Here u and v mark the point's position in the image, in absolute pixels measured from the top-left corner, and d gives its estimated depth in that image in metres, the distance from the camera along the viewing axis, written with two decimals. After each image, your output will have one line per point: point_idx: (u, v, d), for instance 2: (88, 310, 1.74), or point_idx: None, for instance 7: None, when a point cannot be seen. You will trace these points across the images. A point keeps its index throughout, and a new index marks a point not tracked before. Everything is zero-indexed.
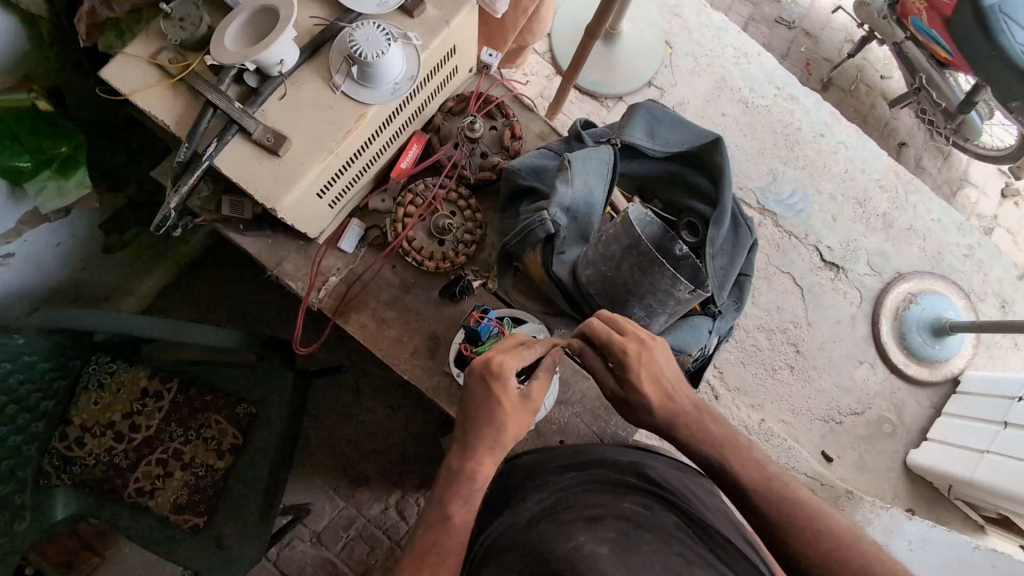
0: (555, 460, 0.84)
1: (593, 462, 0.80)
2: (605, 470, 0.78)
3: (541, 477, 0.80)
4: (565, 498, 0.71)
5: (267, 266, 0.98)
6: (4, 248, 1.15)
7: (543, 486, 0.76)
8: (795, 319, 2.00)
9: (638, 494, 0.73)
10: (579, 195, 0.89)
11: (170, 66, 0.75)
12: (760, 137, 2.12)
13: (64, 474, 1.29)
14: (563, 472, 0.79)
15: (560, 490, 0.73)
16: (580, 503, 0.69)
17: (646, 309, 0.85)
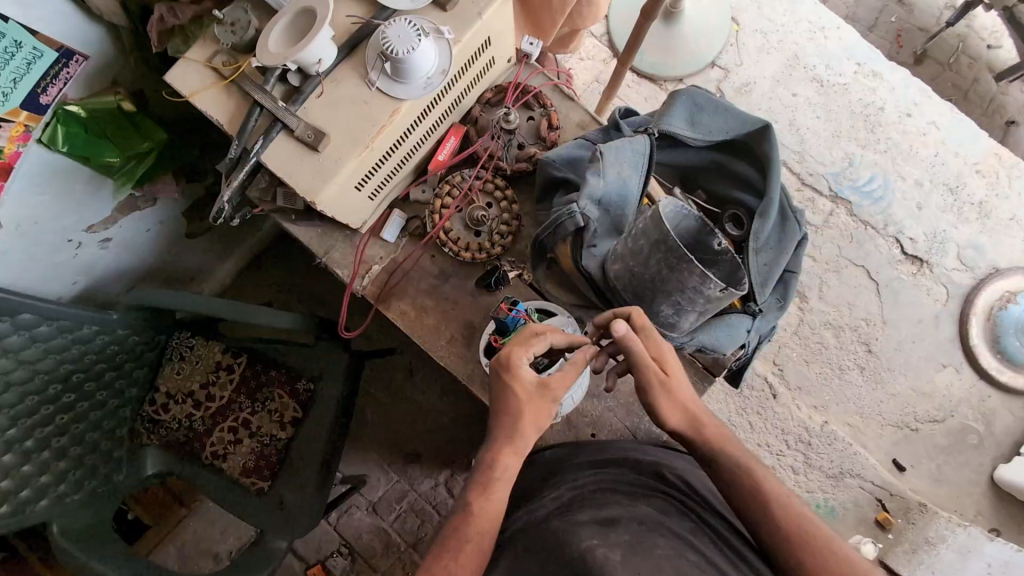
0: (575, 455, 0.85)
1: (612, 460, 0.81)
2: (623, 470, 0.79)
3: (560, 472, 0.81)
4: (581, 497, 0.72)
5: (316, 254, 1.03)
6: (103, 233, 1.29)
7: (561, 482, 0.77)
8: (868, 316, 1.85)
9: (654, 499, 0.73)
10: (613, 186, 0.88)
11: (224, 69, 0.80)
12: (836, 118, 1.96)
13: (153, 435, 1.44)
14: (580, 469, 0.80)
15: (577, 488, 0.75)
16: (596, 503, 0.70)
17: (674, 308, 0.83)
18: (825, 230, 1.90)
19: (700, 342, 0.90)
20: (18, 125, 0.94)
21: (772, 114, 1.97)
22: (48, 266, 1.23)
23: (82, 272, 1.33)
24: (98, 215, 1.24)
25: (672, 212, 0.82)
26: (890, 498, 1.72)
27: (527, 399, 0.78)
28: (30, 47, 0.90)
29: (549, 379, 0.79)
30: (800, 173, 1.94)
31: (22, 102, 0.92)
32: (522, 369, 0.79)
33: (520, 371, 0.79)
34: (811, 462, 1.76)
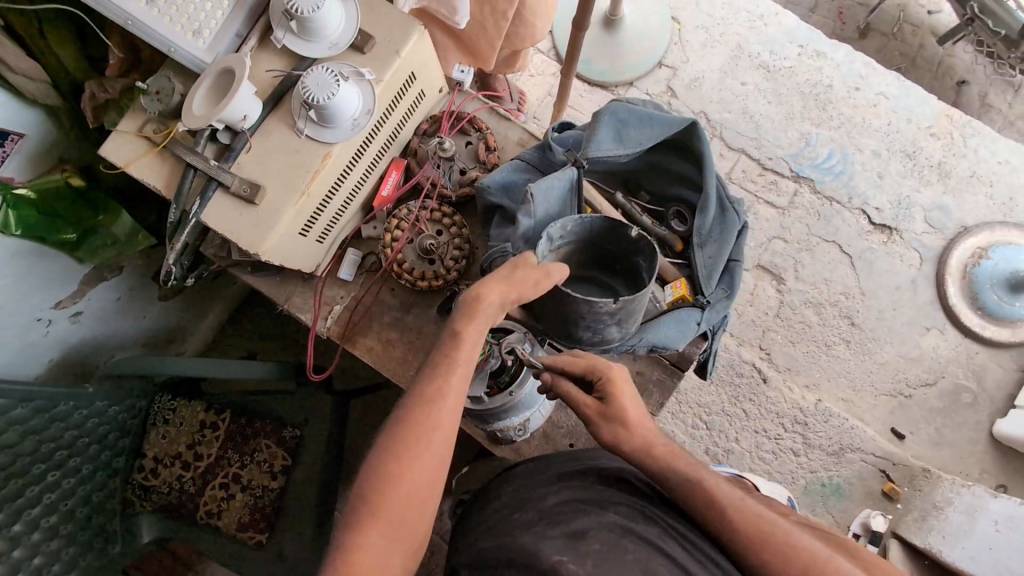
0: (544, 471, 0.85)
1: (579, 469, 0.82)
2: (590, 480, 0.79)
3: (530, 489, 0.81)
4: (548, 513, 0.72)
5: (277, 302, 1.04)
6: (72, 307, 1.29)
7: (530, 502, 0.77)
8: (846, 289, 1.85)
9: (621, 503, 0.74)
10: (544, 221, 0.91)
11: (154, 136, 0.82)
12: (787, 101, 1.99)
13: (146, 501, 1.42)
14: (549, 483, 0.81)
15: (545, 504, 0.75)
16: (563, 517, 0.70)
17: (589, 330, 0.87)
18: (792, 211, 1.92)
19: (650, 341, 0.91)
20: None
21: (725, 105, 1.99)
22: (19, 348, 1.22)
23: (56, 349, 1.32)
24: (64, 291, 1.25)
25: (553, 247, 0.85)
26: (893, 467, 1.73)
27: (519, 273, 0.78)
28: None
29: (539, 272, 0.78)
30: (760, 158, 1.96)
31: None
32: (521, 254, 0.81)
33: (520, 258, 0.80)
34: (810, 442, 1.76)
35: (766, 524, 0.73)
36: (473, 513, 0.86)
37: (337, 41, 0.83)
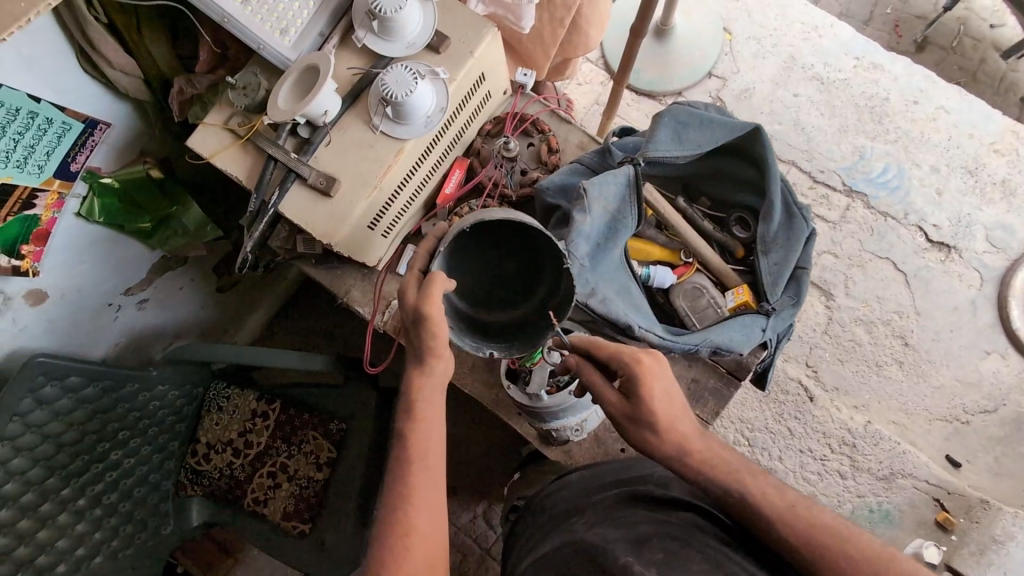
0: (603, 477, 0.87)
1: (633, 477, 0.84)
2: (648, 487, 0.80)
3: (588, 495, 0.83)
4: (609, 519, 0.75)
5: (337, 295, 1.07)
6: (140, 293, 1.36)
7: (590, 508, 0.79)
8: (900, 309, 1.79)
9: (684, 511, 0.75)
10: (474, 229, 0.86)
11: (239, 129, 0.86)
12: (840, 113, 1.95)
13: (197, 486, 1.48)
14: (609, 489, 0.83)
15: (605, 510, 0.77)
16: (626, 525, 0.72)
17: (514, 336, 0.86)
18: (843, 226, 1.86)
19: (713, 343, 0.90)
20: (53, 192, 1.00)
21: (776, 117, 1.96)
22: (91, 330, 1.29)
23: (123, 333, 1.38)
24: (134, 278, 1.31)
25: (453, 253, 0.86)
26: (948, 497, 1.65)
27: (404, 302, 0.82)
28: (60, 122, 0.97)
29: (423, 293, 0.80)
30: (811, 171, 1.92)
31: (55, 170, 0.99)
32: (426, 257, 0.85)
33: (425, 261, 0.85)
34: (858, 465, 1.70)
35: (821, 525, 0.69)
36: (530, 512, 0.90)
37: (413, 42, 0.86)
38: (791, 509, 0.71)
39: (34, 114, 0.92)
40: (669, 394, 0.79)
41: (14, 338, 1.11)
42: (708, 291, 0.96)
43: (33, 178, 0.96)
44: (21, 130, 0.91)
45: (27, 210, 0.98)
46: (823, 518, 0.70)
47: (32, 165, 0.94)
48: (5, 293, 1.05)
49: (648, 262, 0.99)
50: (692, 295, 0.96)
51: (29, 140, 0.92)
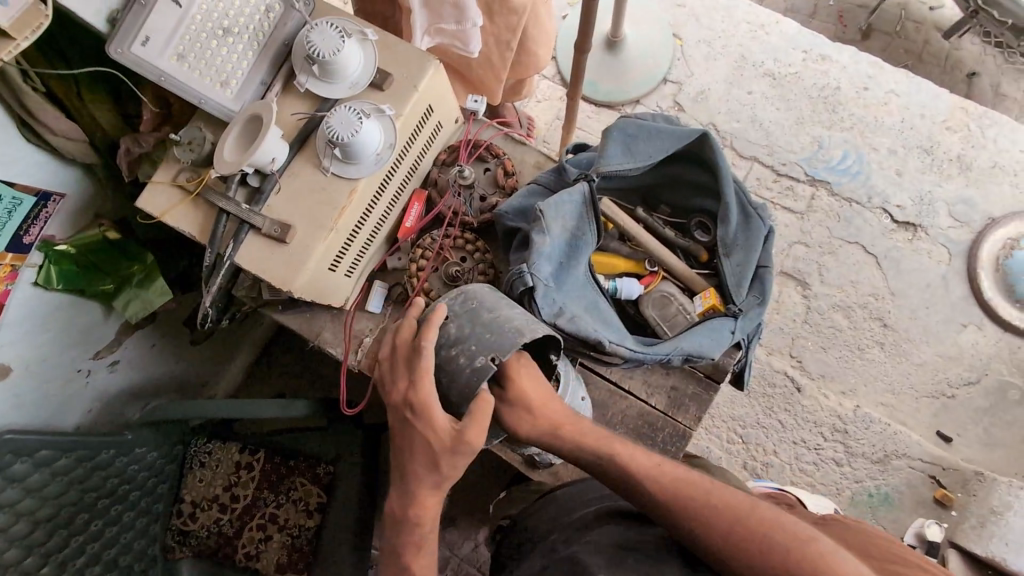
0: (586, 489, 0.90)
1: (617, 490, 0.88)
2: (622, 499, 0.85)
3: (570, 506, 0.87)
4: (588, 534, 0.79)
5: (308, 338, 1.05)
6: (110, 356, 1.33)
7: (570, 520, 0.84)
8: (875, 291, 1.81)
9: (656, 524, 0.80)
10: (487, 342, 0.80)
11: (188, 184, 0.85)
12: (795, 106, 1.99)
13: (185, 547, 1.43)
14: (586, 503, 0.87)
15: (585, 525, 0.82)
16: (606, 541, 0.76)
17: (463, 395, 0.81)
18: (811, 215, 1.89)
19: (684, 350, 0.89)
20: (5, 265, 0.98)
21: (733, 115, 1.99)
22: (62, 400, 1.25)
23: (97, 399, 1.35)
24: (102, 341, 1.28)
25: (470, 370, 0.79)
26: (943, 472, 1.66)
27: (433, 434, 0.76)
28: (10, 198, 0.95)
29: (463, 430, 0.75)
30: (773, 165, 1.94)
31: (7, 245, 0.97)
32: (425, 371, 0.77)
33: (423, 376, 0.77)
34: (852, 450, 1.70)
35: (716, 506, 0.72)
36: (516, 535, 0.91)
37: (356, 81, 0.87)
38: (691, 497, 0.74)
39: None
40: (536, 386, 0.83)
41: None
42: (677, 298, 0.96)
43: None
44: None
45: None
46: (705, 493, 0.74)
47: None
48: None
49: (615, 275, 0.99)
50: (661, 303, 0.96)
51: None
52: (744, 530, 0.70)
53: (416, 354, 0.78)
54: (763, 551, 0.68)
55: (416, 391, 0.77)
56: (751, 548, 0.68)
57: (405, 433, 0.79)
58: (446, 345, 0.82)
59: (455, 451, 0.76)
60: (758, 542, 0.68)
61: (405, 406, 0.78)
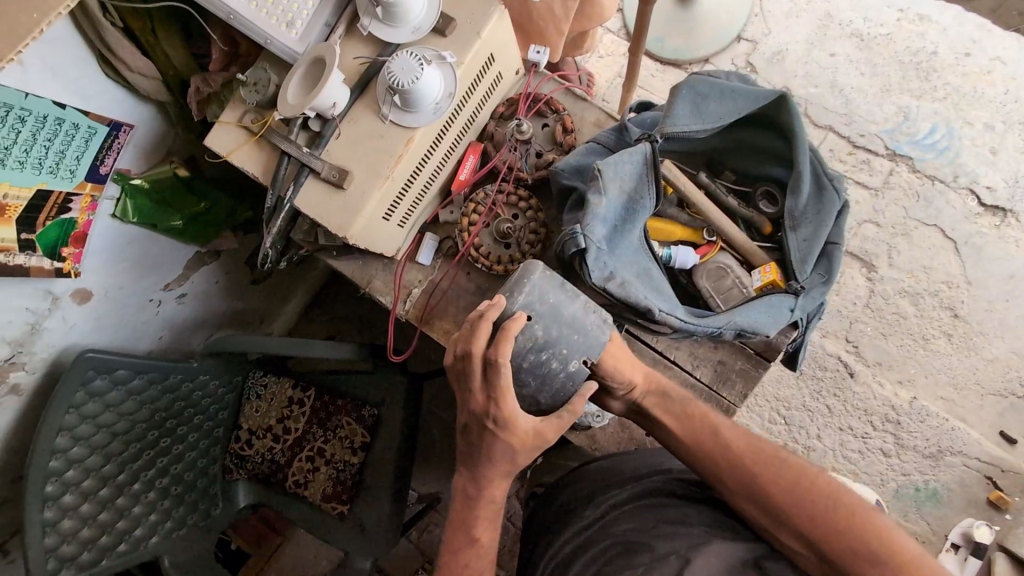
0: (621, 465, 0.95)
1: (652, 470, 0.92)
2: (661, 479, 0.91)
3: (604, 482, 0.93)
4: (627, 516, 0.86)
5: (360, 285, 1.07)
6: (179, 289, 1.41)
7: (605, 498, 0.90)
8: (949, 279, 1.68)
9: (693, 509, 0.86)
10: (577, 345, 0.81)
11: (253, 125, 0.87)
12: (882, 72, 1.82)
13: (242, 469, 1.52)
14: (624, 478, 0.92)
15: (622, 507, 0.88)
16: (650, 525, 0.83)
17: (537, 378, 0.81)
18: (886, 192, 1.75)
19: (738, 325, 0.85)
20: (86, 194, 1.04)
21: (811, 79, 1.84)
22: (135, 325, 1.35)
23: (165, 328, 1.45)
24: (172, 274, 1.36)
25: (563, 374, 0.82)
26: (1001, 474, 1.58)
27: (513, 437, 0.79)
28: (86, 127, 1.00)
29: (547, 428, 0.80)
30: (850, 135, 1.80)
31: (86, 175, 1.03)
32: (506, 388, 0.77)
33: (505, 394, 0.77)
34: (902, 442, 1.63)
35: (786, 464, 0.82)
36: (555, 502, 0.97)
37: (419, 26, 0.85)
38: (765, 455, 0.83)
39: (61, 120, 0.95)
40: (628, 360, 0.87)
41: (65, 335, 1.17)
42: (733, 272, 0.92)
43: (67, 183, 1.00)
44: (51, 137, 0.94)
45: (65, 214, 1.02)
46: (775, 454, 0.83)
47: (64, 169, 0.98)
48: (54, 293, 1.10)
49: (669, 242, 0.96)
50: (716, 275, 0.93)
51: (59, 146, 0.96)
52: (810, 484, 0.79)
53: (495, 372, 0.77)
54: (833, 519, 0.76)
55: (499, 408, 0.77)
56: (813, 501, 0.78)
57: (485, 443, 0.80)
58: (534, 349, 0.80)
59: (537, 448, 0.81)
60: (819, 496, 0.78)
61: (486, 419, 0.79)
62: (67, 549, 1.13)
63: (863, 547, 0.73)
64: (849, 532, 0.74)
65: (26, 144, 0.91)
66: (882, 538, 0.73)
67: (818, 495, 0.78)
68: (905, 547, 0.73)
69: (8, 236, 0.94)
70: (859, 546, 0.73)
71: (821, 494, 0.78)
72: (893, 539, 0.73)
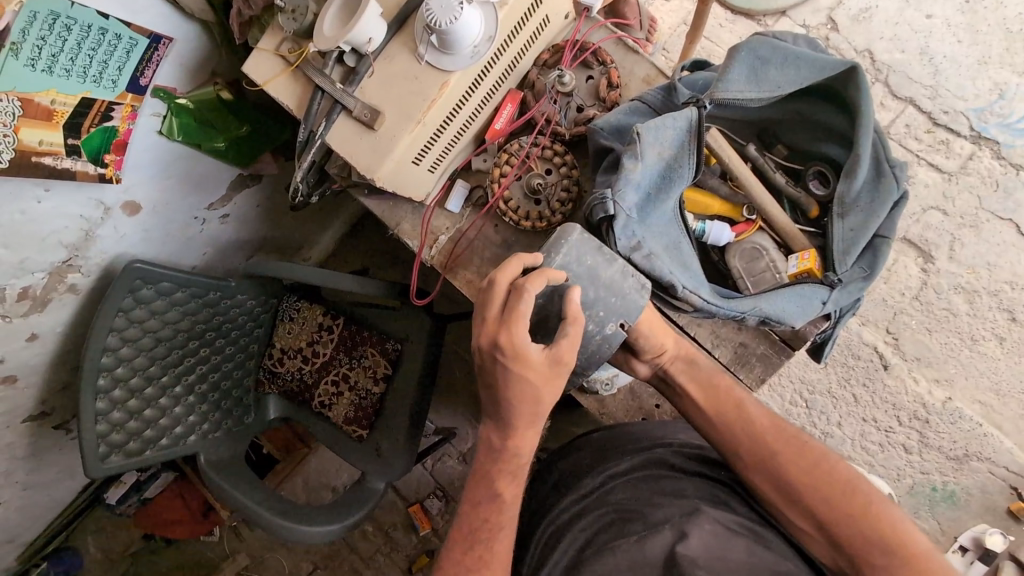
0: (625, 441, 0.96)
1: (653, 443, 0.93)
2: (665, 451, 0.92)
3: (605, 455, 0.95)
4: (623, 485, 0.88)
5: (388, 226, 1.07)
6: (221, 209, 1.46)
7: (603, 467, 0.93)
8: (1014, 279, 1.56)
9: (693, 480, 0.87)
10: (614, 308, 0.81)
11: (289, 56, 0.88)
12: (983, 41, 1.62)
13: (273, 384, 1.54)
14: (629, 451, 0.94)
15: (620, 476, 0.90)
16: (647, 493, 0.85)
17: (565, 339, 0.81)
18: (961, 178, 1.60)
19: (763, 311, 0.83)
20: (127, 105, 1.06)
21: (898, 43, 1.65)
22: (181, 240, 1.41)
23: (208, 245, 1.51)
24: (215, 194, 1.40)
25: (599, 337, 0.83)
26: None
27: (526, 374, 0.75)
28: (127, 38, 1.00)
29: (559, 351, 0.76)
30: (932, 111, 1.62)
31: (127, 85, 1.04)
32: (522, 313, 0.74)
33: (520, 321, 0.74)
34: (928, 441, 1.58)
35: (805, 445, 0.81)
36: (561, 464, 1.00)
37: None
38: (785, 434, 0.82)
39: (105, 30, 0.96)
40: (659, 328, 0.87)
41: (117, 244, 1.24)
42: (769, 254, 0.89)
43: (109, 92, 1.01)
44: (95, 46, 0.95)
45: (107, 122, 1.04)
46: (795, 435, 0.82)
47: (106, 79, 1.00)
48: (105, 204, 1.15)
49: (705, 216, 0.93)
50: (750, 256, 0.90)
51: (102, 56, 0.97)
52: (827, 467, 0.78)
53: (517, 296, 0.74)
54: (845, 503, 0.75)
55: (513, 337, 0.74)
56: (827, 483, 0.77)
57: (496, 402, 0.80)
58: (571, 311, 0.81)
59: (558, 376, 0.77)
60: (835, 480, 0.77)
61: (498, 350, 0.75)
62: (116, 437, 1.25)
63: (873, 534, 0.72)
64: (860, 518, 0.73)
65: (72, 52, 0.92)
66: (893, 528, 0.72)
67: (835, 479, 0.77)
68: (911, 541, 0.72)
69: (56, 140, 0.97)
70: (868, 531, 0.73)
71: (836, 479, 0.77)
72: (904, 532, 0.72)
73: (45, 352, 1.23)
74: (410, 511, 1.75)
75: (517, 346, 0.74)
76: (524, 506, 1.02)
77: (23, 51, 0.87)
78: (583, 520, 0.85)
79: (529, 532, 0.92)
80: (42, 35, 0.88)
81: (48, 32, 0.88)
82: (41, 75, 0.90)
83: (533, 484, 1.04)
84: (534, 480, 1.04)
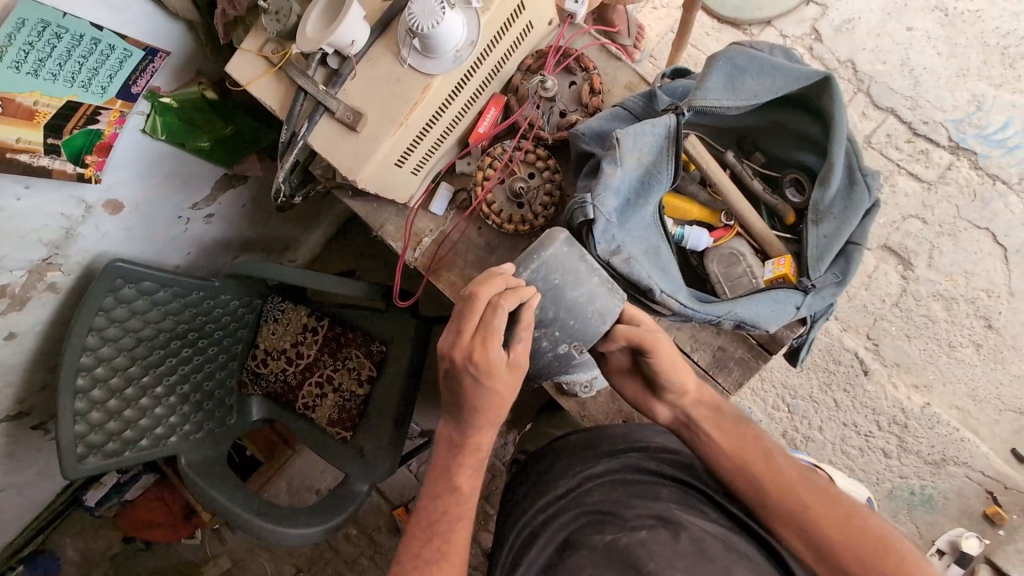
0: (603, 443, 0.97)
1: (631, 446, 0.94)
2: (641, 455, 0.93)
3: (580, 458, 0.96)
4: (597, 486, 0.89)
5: (371, 228, 1.07)
6: (206, 209, 1.44)
7: (578, 469, 0.93)
8: (990, 287, 1.59)
9: (668, 485, 0.87)
10: (570, 331, 0.83)
11: (272, 57, 0.88)
12: (962, 54, 1.66)
13: (256, 385, 1.53)
14: (606, 454, 0.94)
15: (594, 478, 0.91)
16: (619, 496, 0.86)
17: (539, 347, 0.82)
18: (940, 187, 1.63)
19: (738, 316, 0.85)
20: (115, 111, 1.06)
21: (880, 54, 1.69)
22: (164, 239, 1.40)
23: (192, 245, 1.50)
24: (200, 194, 1.39)
25: (552, 353, 0.86)
26: (1002, 490, 1.55)
27: (495, 384, 0.75)
28: (121, 49, 1.01)
29: (515, 354, 0.76)
30: (912, 121, 1.66)
31: (117, 92, 1.04)
32: (495, 329, 0.73)
33: (493, 336, 0.73)
34: (906, 446, 1.60)
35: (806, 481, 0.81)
36: (542, 465, 1.01)
37: None
38: (785, 470, 0.82)
39: (97, 41, 0.97)
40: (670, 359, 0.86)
41: (98, 242, 1.22)
42: (745, 260, 0.91)
43: (97, 98, 1.01)
44: (85, 54, 0.96)
45: (92, 125, 1.03)
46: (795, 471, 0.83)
47: (95, 86, 1.00)
48: (87, 201, 1.14)
49: (684, 221, 0.94)
50: (727, 261, 0.92)
51: (93, 63, 0.97)
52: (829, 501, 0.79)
53: (492, 314, 0.73)
54: (849, 536, 0.75)
55: (487, 353, 0.73)
56: (832, 517, 0.77)
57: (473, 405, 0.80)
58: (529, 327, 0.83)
59: (519, 376, 0.77)
60: (839, 513, 0.77)
61: (470, 365, 0.74)
62: (94, 437, 1.23)
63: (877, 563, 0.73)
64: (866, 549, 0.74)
65: (61, 58, 0.93)
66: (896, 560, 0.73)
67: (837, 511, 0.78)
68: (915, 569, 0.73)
69: (34, 139, 0.96)
70: (873, 561, 0.73)
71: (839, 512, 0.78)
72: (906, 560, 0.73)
73: (23, 351, 1.21)
74: (393, 513, 1.74)
75: (487, 360, 0.73)
76: (504, 507, 1.03)
77: (8, 53, 0.87)
78: (559, 520, 0.86)
79: (507, 533, 0.93)
80: (30, 40, 0.88)
81: (37, 38, 0.89)
82: (26, 78, 0.90)
83: (513, 485, 1.05)
84: (513, 481, 1.05)
